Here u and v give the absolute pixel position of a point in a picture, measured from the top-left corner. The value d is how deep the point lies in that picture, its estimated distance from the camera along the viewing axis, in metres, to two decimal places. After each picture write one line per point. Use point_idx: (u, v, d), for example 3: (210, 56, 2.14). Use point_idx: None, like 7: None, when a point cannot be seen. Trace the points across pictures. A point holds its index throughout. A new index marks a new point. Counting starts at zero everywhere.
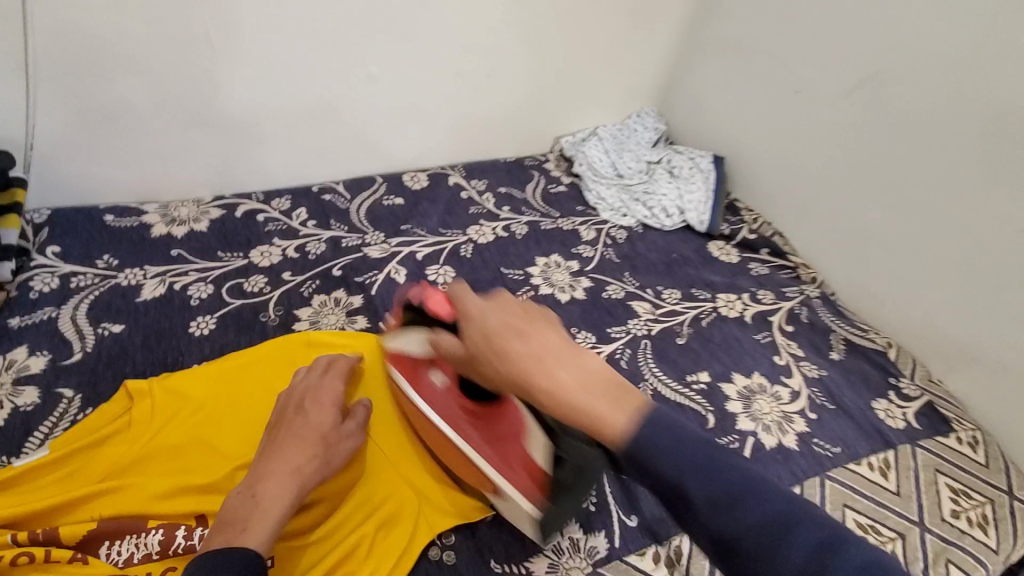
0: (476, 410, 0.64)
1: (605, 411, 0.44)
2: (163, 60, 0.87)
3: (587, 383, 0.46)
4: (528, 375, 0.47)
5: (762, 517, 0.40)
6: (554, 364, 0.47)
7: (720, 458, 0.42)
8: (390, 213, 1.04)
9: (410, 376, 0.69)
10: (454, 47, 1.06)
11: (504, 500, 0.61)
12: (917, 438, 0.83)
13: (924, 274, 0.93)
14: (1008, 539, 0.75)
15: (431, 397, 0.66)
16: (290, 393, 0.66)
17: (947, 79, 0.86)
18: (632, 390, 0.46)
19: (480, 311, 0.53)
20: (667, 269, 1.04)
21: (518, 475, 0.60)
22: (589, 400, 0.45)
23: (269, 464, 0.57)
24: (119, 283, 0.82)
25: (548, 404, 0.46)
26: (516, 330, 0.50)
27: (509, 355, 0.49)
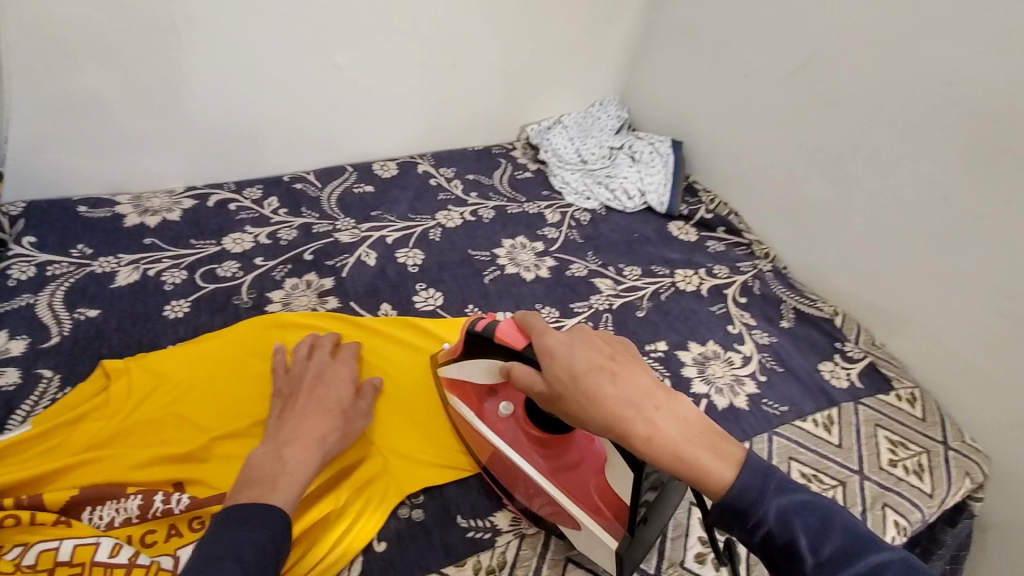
0: (542, 438, 0.67)
1: (711, 464, 0.51)
2: (133, 53, 0.89)
3: (684, 431, 0.52)
4: (628, 420, 0.52)
5: (865, 563, 0.45)
6: (653, 413, 0.53)
7: (827, 516, 0.48)
8: (361, 200, 1.08)
9: (472, 406, 0.71)
10: (419, 38, 1.09)
11: (583, 532, 0.62)
12: (859, 396, 0.89)
13: (866, 244, 0.99)
14: (942, 484, 0.79)
15: (496, 425, 0.69)
16: (307, 371, 0.70)
17: (878, 59, 0.92)
18: (727, 440, 0.53)
19: (566, 349, 0.57)
20: (628, 248, 1.09)
21: (597, 508, 0.61)
22: (690, 450, 0.52)
23: (296, 431, 0.61)
24: (94, 270, 0.84)
25: (648, 449, 0.52)
26: (609, 374, 0.54)
27: (603, 399, 0.53)
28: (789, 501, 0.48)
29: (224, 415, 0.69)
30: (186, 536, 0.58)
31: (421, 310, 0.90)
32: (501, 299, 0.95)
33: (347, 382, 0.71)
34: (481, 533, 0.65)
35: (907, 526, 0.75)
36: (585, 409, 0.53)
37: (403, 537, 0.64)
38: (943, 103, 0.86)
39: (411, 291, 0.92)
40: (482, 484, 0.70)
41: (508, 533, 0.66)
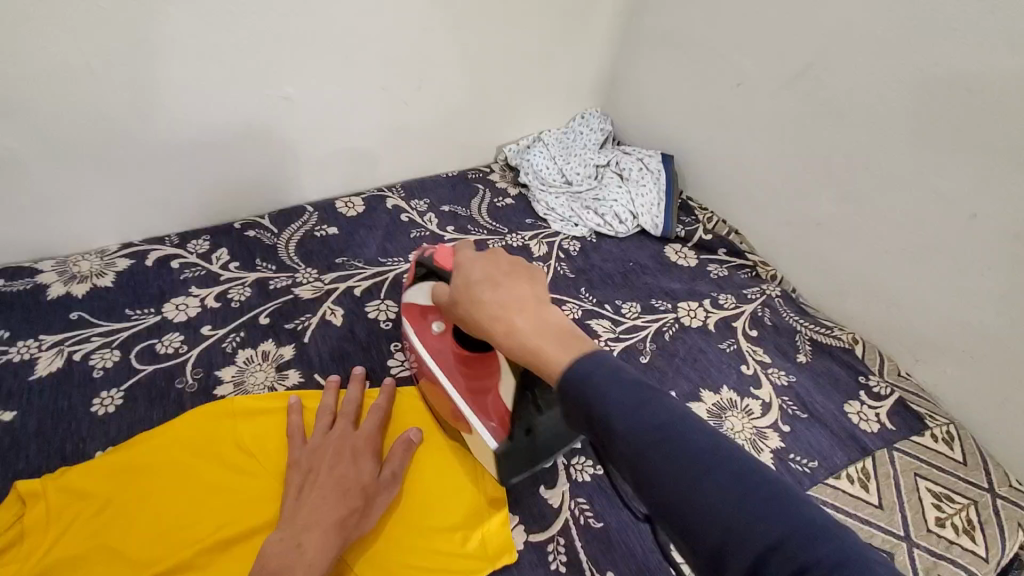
0: (467, 359, 0.63)
1: (553, 357, 0.45)
2: (37, 100, 0.76)
3: (541, 327, 0.47)
4: (491, 318, 0.49)
5: (679, 442, 0.38)
6: (519, 312, 0.48)
7: (647, 391, 0.41)
8: (324, 245, 0.96)
9: (415, 321, 0.68)
10: (377, 60, 0.97)
11: (474, 437, 0.64)
12: (892, 441, 0.80)
13: (886, 266, 0.90)
14: (996, 543, 0.71)
15: (427, 341, 0.67)
16: (327, 440, 0.64)
17: (890, 63, 0.82)
18: (583, 340, 0.46)
19: (468, 261, 0.55)
20: (625, 280, 0.99)
21: (488, 418, 0.61)
22: (542, 346, 0.46)
23: (315, 513, 0.55)
24: (9, 359, 0.72)
25: (508, 345, 0.48)
26: (491, 279, 0.51)
27: (476, 298, 0.51)
28: (604, 369, 0.42)
29: (167, 540, 0.58)
30: None
31: (397, 375, 0.79)
32: None
33: (372, 451, 0.64)
34: None
35: None
36: (464, 311, 0.52)
37: None
38: (966, 112, 0.76)
39: (385, 353, 0.81)
40: None
41: None
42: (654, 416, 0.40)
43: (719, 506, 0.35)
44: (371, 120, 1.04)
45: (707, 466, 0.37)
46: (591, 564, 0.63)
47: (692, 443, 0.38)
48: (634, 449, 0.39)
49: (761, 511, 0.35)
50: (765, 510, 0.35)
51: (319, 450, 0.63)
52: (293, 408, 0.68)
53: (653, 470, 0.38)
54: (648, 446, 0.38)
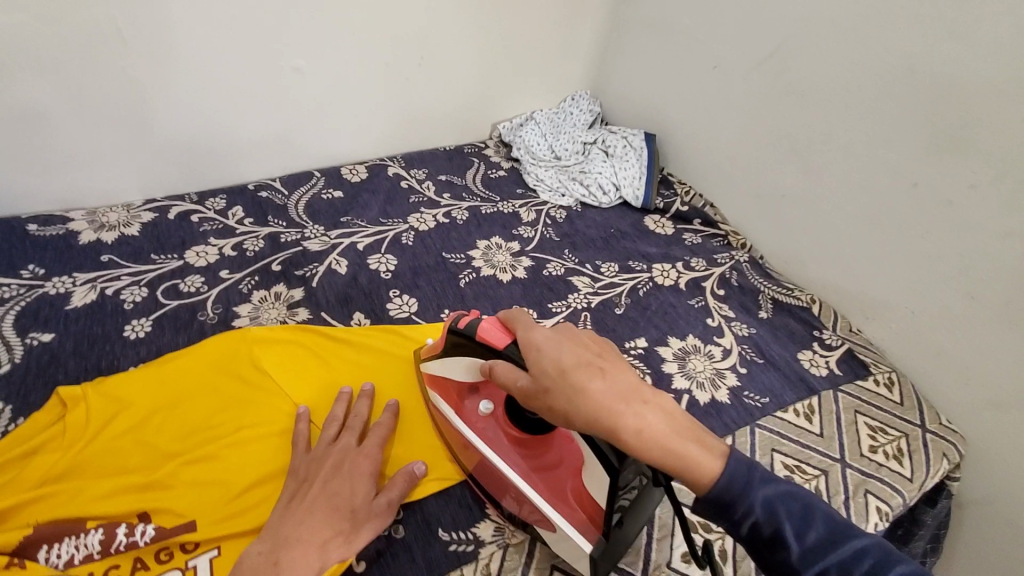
0: (523, 440, 0.65)
1: (700, 456, 0.50)
2: (74, 61, 0.84)
3: (674, 426, 0.51)
4: (618, 414, 0.50)
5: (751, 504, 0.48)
6: (640, 408, 0.51)
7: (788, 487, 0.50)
8: (330, 206, 1.04)
9: (453, 403, 0.69)
10: (383, 38, 1.06)
11: (559, 536, 0.60)
12: (839, 383, 0.89)
13: (841, 232, 0.99)
14: (920, 467, 0.80)
15: (480, 426, 0.67)
16: (325, 455, 0.63)
17: (843, 46, 0.91)
18: (710, 438, 0.52)
19: (555, 345, 0.55)
20: (606, 243, 1.08)
21: (573, 510, 0.59)
22: (682, 444, 0.50)
23: (298, 531, 0.55)
24: (46, 292, 0.80)
25: (639, 444, 0.50)
26: (598, 367, 0.53)
27: (596, 391, 0.51)
28: (745, 466, 0.51)
29: (194, 438, 0.66)
30: (153, 568, 0.56)
31: (395, 317, 0.87)
32: (478, 302, 0.92)
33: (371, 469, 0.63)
34: (464, 546, 0.64)
35: (889, 511, 0.75)
36: (574, 405, 0.51)
37: (382, 555, 0.62)
38: (906, 87, 0.85)
39: (385, 299, 0.90)
40: (463, 496, 0.68)
41: (491, 544, 0.64)
42: (794, 504, 0.48)
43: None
44: (375, 93, 1.12)
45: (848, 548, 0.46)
46: None
47: (831, 530, 0.47)
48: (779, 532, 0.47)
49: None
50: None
51: (317, 462, 0.62)
52: (301, 416, 0.68)
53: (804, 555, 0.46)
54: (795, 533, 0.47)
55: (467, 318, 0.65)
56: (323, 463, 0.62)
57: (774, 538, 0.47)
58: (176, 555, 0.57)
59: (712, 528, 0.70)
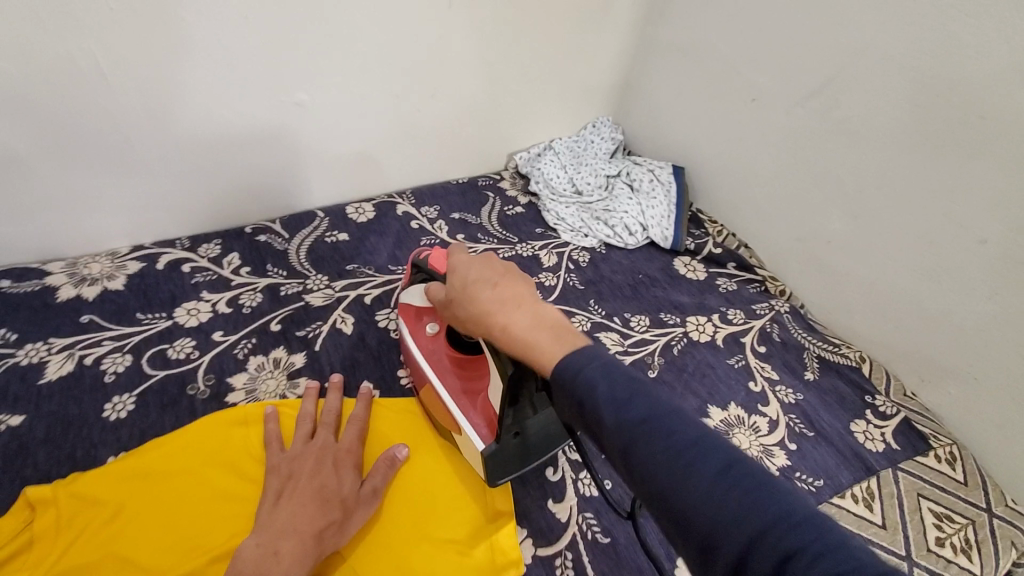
0: (460, 360, 0.67)
1: (553, 352, 0.46)
2: (48, 103, 0.76)
3: (540, 326, 0.48)
4: (489, 314, 0.50)
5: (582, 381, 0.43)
6: (517, 308, 0.49)
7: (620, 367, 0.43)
8: (334, 251, 0.96)
9: (410, 323, 0.72)
10: (391, 68, 0.98)
11: (462, 437, 0.64)
12: (897, 461, 0.81)
13: (896, 286, 0.90)
14: (990, 561, 0.73)
15: (423, 344, 0.70)
16: (306, 452, 0.64)
17: (904, 85, 0.82)
18: (577, 338, 0.47)
19: (466, 261, 0.55)
20: (634, 292, 0.99)
21: (478, 419, 0.62)
22: (542, 342, 0.47)
23: (292, 521, 0.56)
24: (18, 362, 0.72)
25: (505, 342, 0.49)
26: (492, 279, 0.52)
27: (478, 292, 0.51)
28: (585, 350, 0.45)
29: (179, 551, 0.58)
30: None
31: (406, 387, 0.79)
32: None
33: (353, 464, 0.64)
34: None
35: None
36: (463, 309, 0.52)
37: None
38: (979, 135, 0.76)
39: (395, 363, 0.81)
40: None
41: None
42: (623, 383, 0.42)
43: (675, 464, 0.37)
44: (383, 124, 1.04)
45: (667, 430, 0.39)
46: None
47: (653, 409, 0.40)
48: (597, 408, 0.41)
49: (720, 482, 0.36)
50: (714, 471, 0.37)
51: (299, 458, 0.63)
52: (270, 417, 0.68)
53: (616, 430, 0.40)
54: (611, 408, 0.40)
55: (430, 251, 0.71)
56: (304, 458, 0.63)
57: (594, 417, 0.41)
58: None
59: None
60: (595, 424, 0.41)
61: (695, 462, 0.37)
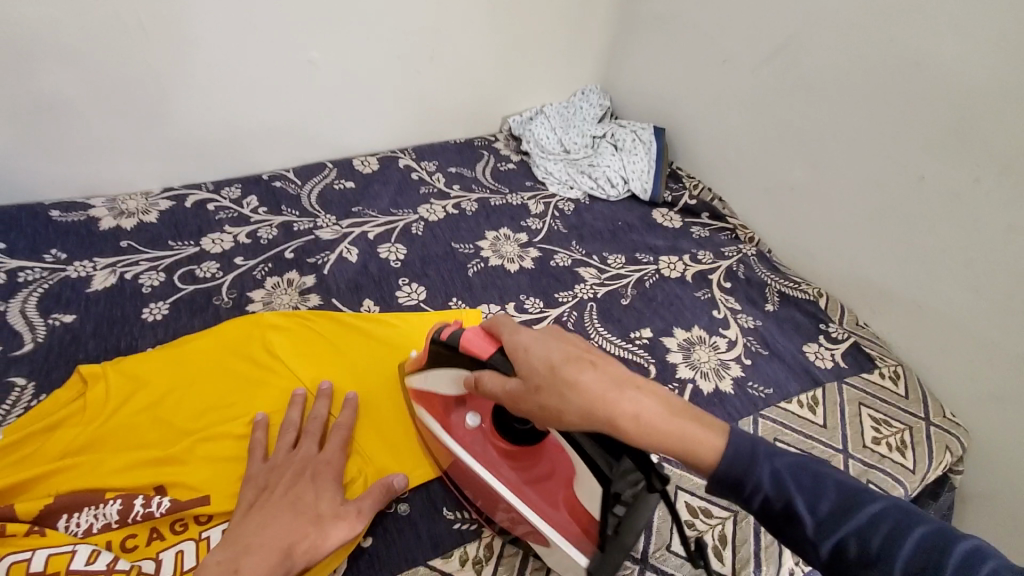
0: (512, 451, 0.63)
1: (698, 434, 0.50)
2: (94, 54, 0.87)
3: (667, 411, 0.51)
4: (613, 404, 0.50)
5: (769, 478, 0.48)
6: (635, 392, 0.51)
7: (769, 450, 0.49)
8: (341, 196, 1.06)
9: (436, 414, 0.66)
10: (393, 31, 1.08)
11: (553, 549, 0.58)
12: (843, 376, 0.90)
13: (848, 226, 0.99)
14: (923, 459, 0.82)
15: (465, 439, 0.64)
16: (289, 462, 0.61)
17: (852, 39, 0.91)
18: (707, 417, 0.52)
19: (541, 342, 0.54)
20: (613, 236, 1.09)
21: (566, 521, 0.57)
22: (680, 427, 0.50)
23: (260, 537, 0.53)
24: (68, 275, 0.83)
25: (637, 433, 0.49)
26: (588, 362, 0.52)
27: (589, 379, 0.51)
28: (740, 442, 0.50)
29: (206, 418, 0.68)
30: (168, 539, 0.58)
31: (403, 304, 0.89)
32: (486, 292, 0.94)
33: (335, 474, 0.61)
34: (468, 525, 0.65)
35: None
36: (571, 400, 0.50)
37: (389, 532, 0.63)
38: (915, 81, 0.85)
39: (394, 286, 0.91)
40: None
41: (494, 523, 0.65)
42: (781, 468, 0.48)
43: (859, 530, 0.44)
44: (387, 86, 1.14)
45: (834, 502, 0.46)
46: None
47: (816, 484, 0.47)
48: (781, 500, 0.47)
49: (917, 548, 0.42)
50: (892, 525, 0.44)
51: (278, 469, 0.60)
52: (258, 424, 0.65)
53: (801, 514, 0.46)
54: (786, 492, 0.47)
55: (448, 326, 0.63)
56: (285, 468, 0.60)
57: (788, 512, 0.47)
58: (190, 527, 0.59)
59: (714, 513, 0.71)
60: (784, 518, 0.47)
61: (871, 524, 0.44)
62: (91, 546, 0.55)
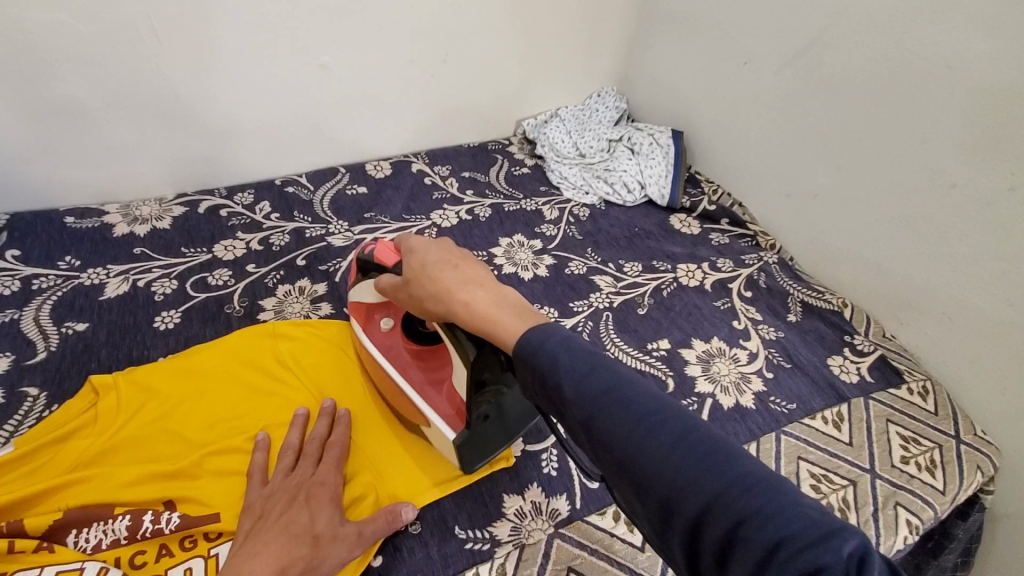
0: (420, 352, 0.68)
1: (511, 325, 0.47)
2: (107, 59, 0.87)
3: (500, 303, 0.49)
4: (452, 291, 0.51)
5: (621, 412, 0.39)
6: (478, 285, 0.51)
7: (602, 359, 0.42)
8: (354, 202, 1.05)
9: (360, 321, 0.72)
10: (406, 34, 1.06)
11: (434, 431, 0.63)
12: (870, 391, 0.87)
13: (875, 235, 0.95)
14: (954, 480, 0.78)
15: (380, 340, 0.70)
16: (282, 486, 0.58)
17: (881, 38, 0.87)
18: (535, 314, 0.48)
19: (421, 244, 0.57)
20: (629, 242, 1.07)
21: (447, 407, 0.62)
22: (500, 316, 0.48)
23: (249, 560, 0.50)
24: (82, 283, 0.83)
25: (465, 316, 0.49)
26: (450, 260, 0.53)
27: (442, 274, 0.52)
28: (569, 345, 0.43)
29: (216, 432, 0.67)
30: (177, 556, 0.57)
31: None
32: None
33: (330, 496, 0.58)
34: (480, 545, 0.62)
35: (920, 525, 0.73)
36: (424, 290, 0.53)
37: (399, 550, 0.61)
38: (949, 82, 0.81)
39: None
40: (481, 493, 0.67)
41: (507, 543, 0.63)
42: (602, 383, 0.40)
43: (669, 466, 0.36)
44: (400, 90, 1.13)
45: (658, 431, 0.37)
46: (579, 470, 0.70)
47: (645, 408, 0.39)
48: (592, 416, 0.39)
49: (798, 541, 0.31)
50: (708, 464, 0.35)
51: (274, 495, 0.58)
52: (259, 445, 0.64)
53: (611, 435, 0.38)
54: (604, 411, 0.39)
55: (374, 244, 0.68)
56: (279, 495, 0.58)
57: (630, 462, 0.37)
58: (199, 543, 0.58)
59: None
60: (598, 439, 0.39)
61: (690, 463, 0.36)
62: (100, 563, 0.53)
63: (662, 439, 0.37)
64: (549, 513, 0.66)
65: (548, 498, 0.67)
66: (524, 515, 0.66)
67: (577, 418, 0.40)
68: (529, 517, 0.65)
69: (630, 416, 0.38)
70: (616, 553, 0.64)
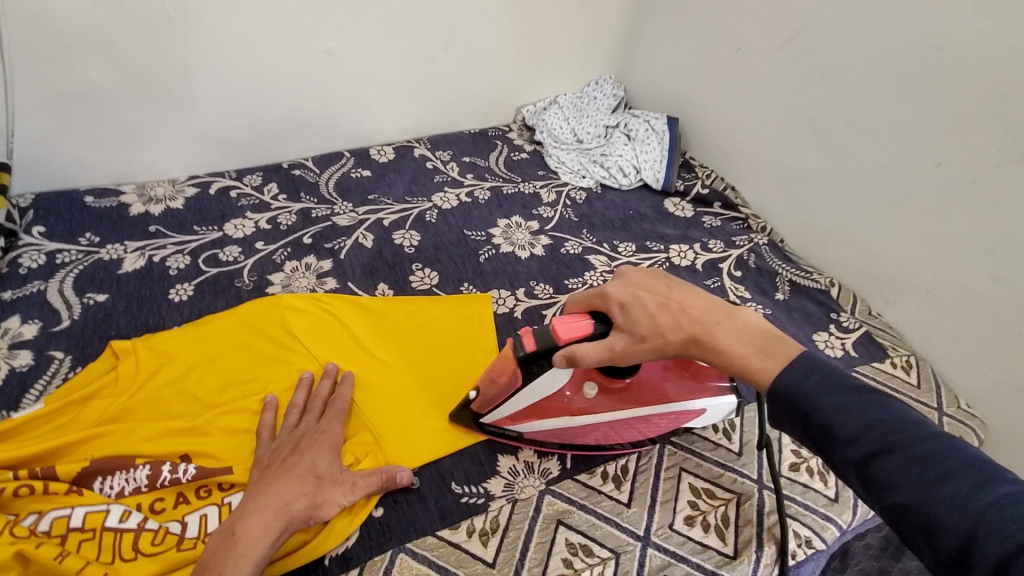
0: (616, 389, 0.69)
1: (760, 360, 0.49)
2: (128, 42, 0.91)
3: (744, 337, 0.51)
4: (701, 333, 0.53)
5: (822, 396, 0.45)
6: (719, 322, 0.53)
7: (876, 398, 0.44)
8: (358, 184, 1.09)
9: (548, 411, 0.68)
10: (410, 23, 1.10)
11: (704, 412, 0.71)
12: (853, 364, 0.91)
13: (862, 215, 0.98)
14: None
15: (587, 410, 0.68)
16: (287, 435, 0.64)
17: (869, 23, 0.90)
18: (783, 342, 0.50)
19: (630, 296, 0.57)
20: (624, 225, 1.10)
21: (694, 391, 0.70)
22: (752, 354, 0.50)
23: (256, 500, 0.56)
24: (102, 258, 0.87)
25: (719, 360, 0.52)
26: (673, 305, 0.55)
27: (677, 315, 0.54)
28: (842, 393, 0.44)
29: (227, 394, 0.72)
30: (193, 503, 0.61)
31: (416, 288, 0.92)
32: (497, 277, 0.96)
33: (331, 443, 0.64)
34: (475, 499, 0.67)
35: None
36: (661, 336, 0.54)
37: (399, 503, 0.65)
38: (934, 64, 0.84)
39: (407, 271, 0.94)
40: (476, 454, 0.71)
41: (501, 498, 0.67)
42: (872, 421, 0.43)
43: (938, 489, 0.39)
44: (404, 77, 1.16)
45: (944, 471, 0.39)
46: None
47: (928, 448, 0.40)
48: (872, 456, 0.42)
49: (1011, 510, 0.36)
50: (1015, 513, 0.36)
51: (278, 446, 0.63)
52: (268, 405, 0.68)
53: (891, 477, 0.41)
54: (884, 453, 0.41)
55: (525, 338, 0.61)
56: (283, 445, 0.63)
57: (824, 430, 0.44)
58: (214, 492, 0.62)
59: (718, 494, 0.71)
60: (877, 483, 0.41)
61: (987, 505, 0.37)
62: (124, 506, 0.59)
63: (948, 487, 0.38)
64: (541, 471, 0.70)
65: (540, 458, 0.71)
66: (517, 473, 0.70)
67: (851, 459, 0.43)
68: (522, 474, 0.69)
69: (910, 456, 0.40)
70: (606, 509, 0.67)
